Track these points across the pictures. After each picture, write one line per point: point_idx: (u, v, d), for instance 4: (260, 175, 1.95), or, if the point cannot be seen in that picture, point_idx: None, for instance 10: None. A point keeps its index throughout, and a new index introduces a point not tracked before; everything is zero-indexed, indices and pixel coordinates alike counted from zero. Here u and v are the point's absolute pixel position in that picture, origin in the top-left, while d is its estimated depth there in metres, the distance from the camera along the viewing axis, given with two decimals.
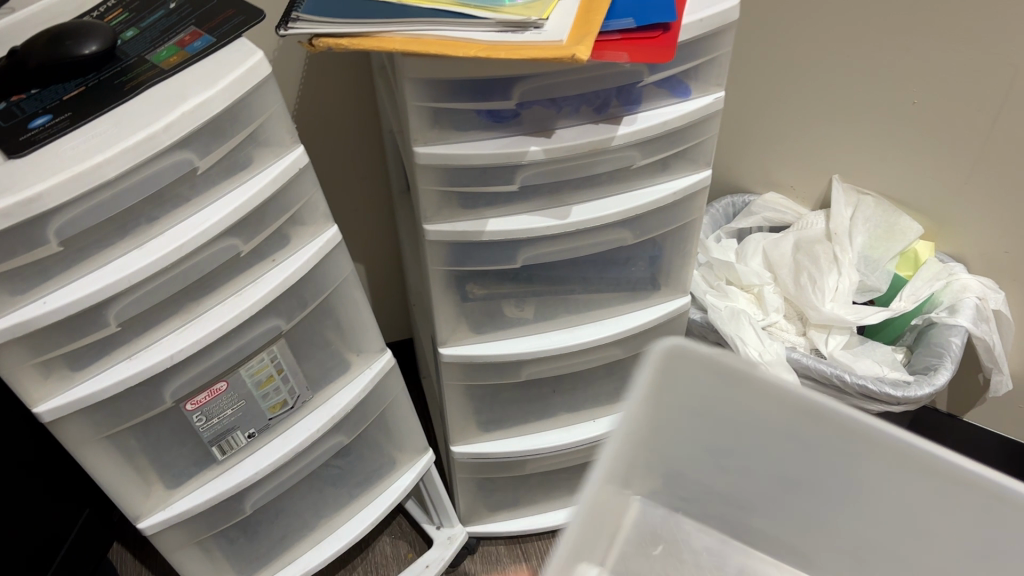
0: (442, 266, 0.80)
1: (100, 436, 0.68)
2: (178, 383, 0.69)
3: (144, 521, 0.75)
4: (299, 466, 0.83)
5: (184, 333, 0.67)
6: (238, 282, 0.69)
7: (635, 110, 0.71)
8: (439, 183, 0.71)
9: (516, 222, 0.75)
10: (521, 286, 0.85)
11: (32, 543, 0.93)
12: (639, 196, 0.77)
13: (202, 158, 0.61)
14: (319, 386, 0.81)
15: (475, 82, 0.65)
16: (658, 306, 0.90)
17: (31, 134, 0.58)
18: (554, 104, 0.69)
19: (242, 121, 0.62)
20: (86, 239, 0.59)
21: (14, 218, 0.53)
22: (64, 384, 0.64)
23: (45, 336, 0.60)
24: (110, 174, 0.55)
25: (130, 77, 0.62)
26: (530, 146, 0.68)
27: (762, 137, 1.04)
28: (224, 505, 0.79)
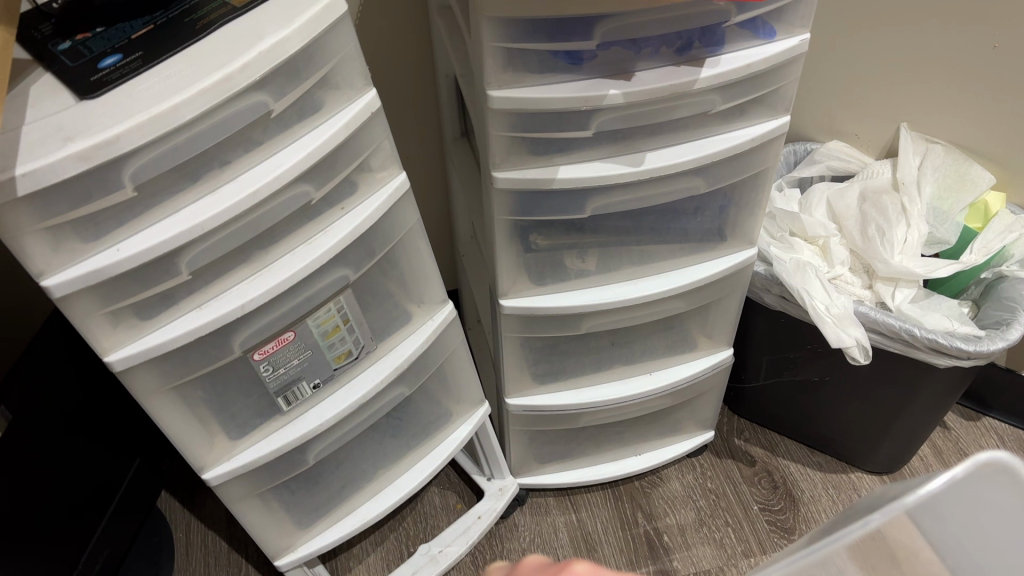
0: (508, 216, 0.78)
1: (168, 386, 0.67)
2: (247, 333, 0.67)
3: (209, 472, 0.74)
4: (360, 418, 0.82)
5: (254, 282, 0.65)
6: (307, 230, 0.67)
7: (718, 51, 0.68)
8: (510, 128, 0.69)
9: (588, 169, 0.72)
10: (585, 237, 0.83)
11: (85, 492, 0.93)
12: (715, 142, 0.74)
13: (277, 101, 0.58)
14: (382, 336, 0.80)
15: (555, 21, 0.62)
16: (724, 258, 0.88)
17: (103, 74, 0.55)
18: (634, 45, 0.66)
19: (316, 63, 0.60)
20: (160, 184, 0.57)
21: (90, 161, 0.51)
22: (133, 333, 0.62)
23: (118, 284, 0.59)
24: (188, 116, 0.53)
25: (200, 15, 0.59)
26: (609, 90, 0.66)
27: (828, 85, 1.00)
28: (287, 456, 0.78)
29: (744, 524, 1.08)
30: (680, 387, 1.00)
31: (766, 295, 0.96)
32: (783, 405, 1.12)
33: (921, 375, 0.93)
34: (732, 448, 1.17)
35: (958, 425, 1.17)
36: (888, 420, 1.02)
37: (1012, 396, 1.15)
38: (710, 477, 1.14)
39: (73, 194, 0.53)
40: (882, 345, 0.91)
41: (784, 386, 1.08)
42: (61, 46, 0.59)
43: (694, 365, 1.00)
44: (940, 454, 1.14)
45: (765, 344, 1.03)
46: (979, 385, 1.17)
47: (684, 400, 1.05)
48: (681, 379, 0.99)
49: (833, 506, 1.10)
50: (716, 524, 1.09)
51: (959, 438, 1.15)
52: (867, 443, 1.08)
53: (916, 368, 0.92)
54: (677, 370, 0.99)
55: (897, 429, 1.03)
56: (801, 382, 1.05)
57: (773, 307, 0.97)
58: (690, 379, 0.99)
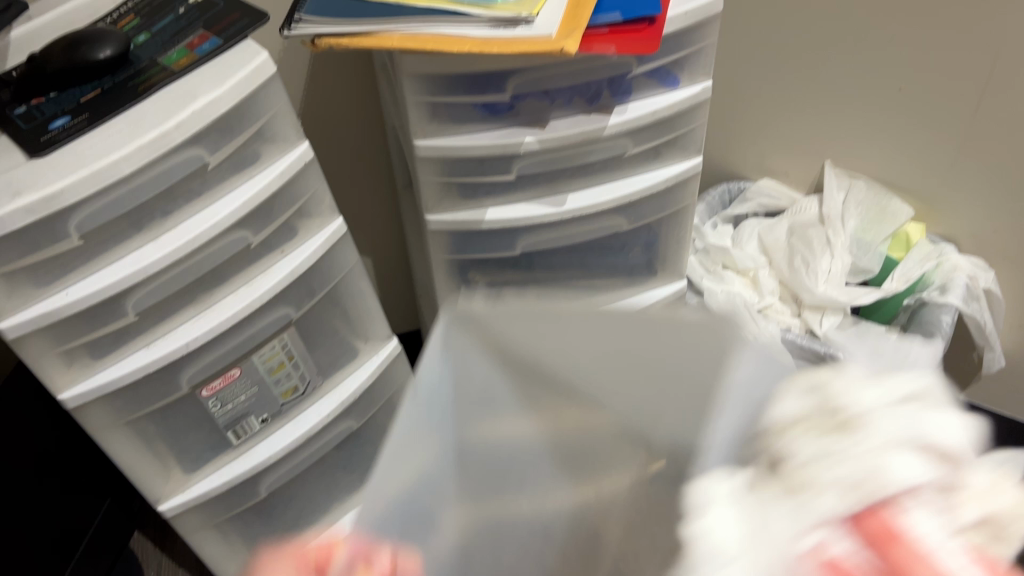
0: (446, 255, 0.83)
1: (122, 422, 0.72)
2: (194, 371, 0.72)
3: (165, 503, 0.79)
4: (310, 451, 0.86)
5: (198, 322, 0.70)
6: (248, 272, 0.72)
7: (626, 100, 0.74)
8: (440, 173, 0.75)
9: (514, 210, 0.78)
10: (522, 273, 0.88)
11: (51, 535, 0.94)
12: (632, 182, 0.80)
13: (212, 154, 0.64)
14: (329, 372, 0.85)
15: (470, 75, 0.68)
16: (654, 291, 0.93)
17: (51, 134, 0.61)
18: (547, 97, 0.72)
19: (248, 119, 0.65)
20: (106, 233, 0.62)
21: (37, 213, 0.56)
22: (85, 372, 0.67)
23: (69, 325, 0.64)
24: (126, 171, 0.58)
25: (143, 79, 0.65)
26: (526, 137, 0.71)
27: (757, 126, 1.06)
28: (240, 488, 0.83)
29: None
30: None
31: None
32: None
33: None
34: None
35: None
36: None
37: None
38: None
39: (23, 243, 0.58)
40: None
41: None
42: (17, 110, 0.64)
43: None
44: None
45: None
46: None
47: None
48: None
49: None
50: None
51: None
52: None
53: None
54: None
55: None
56: None
57: None
58: None
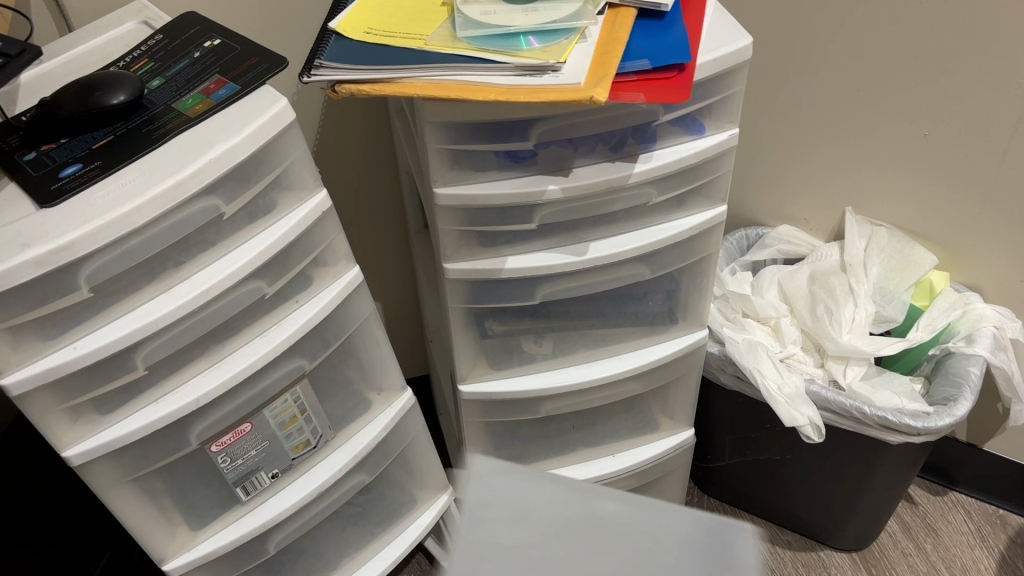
0: (462, 304, 0.81)
1: (127, 479, 0.69)
2: (204, 426, 0.69)
3: (170, 562, 0.76)
4: (321, 506, 0.83)
5: (210, 375, 0.67)
6: (261, 324, 0.70)
7: (650, 147, 0.72)
8: (460, 223, 0.72)
9: (533, 259, 0.75)
10: (539, 322, 0.86)
11: None
12: (656, 231, 0.77)
13: (228, 203, 0.62)
14: (341, 424, 0.82)
15: (493, 124, 0.66)
16: (675, 339, 0.91)
17: (63, 182, 0.59)
18: (570, 144, 0.70)
19: (265, 167, 0.63)
20: (118, 284, 0.60)
21: (47, 265, 0.54)
22: (92, 428, 0.64)
23: (75, 380, 0.61)
24: (141, 221, 0.56)
25: (157, 125, 0.63)
26: (548, 185, 0.69)
27: (775, 171, 1.05)
28: (248, 546, 0.80)
29: None
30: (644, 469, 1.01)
31: (722, 375, 0.98)
32: (751, 485, 1.13)
33: (876, 452, 0.95)
34: None
35: (925, 500, 1.19)
36: (851, 498, 1.03)
37: (976, 471, 1.17)
38: None
39: (31, 297, 0.56)
40: (834, 422, 0.93)
41: (748, 465, 1.09)
42: (27, 157, 0.62)
43: (657, 445, 1.01)
44: (907, 529, 1.15)
45: (728, 424, 1.05)
46: (944, 460, 1.19)
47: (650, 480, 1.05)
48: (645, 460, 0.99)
49: None
50: None
51: (926, 513, 1.16)
52: (832, 520, 1.09)
53: (870, 445, 0.94)
54: (638, 450, 1.00)
55: (860, 506, 1.04)
56: (764, 461, 1.07)
57: (730, 387, 0.99)
58: (653, 460, 1.01)
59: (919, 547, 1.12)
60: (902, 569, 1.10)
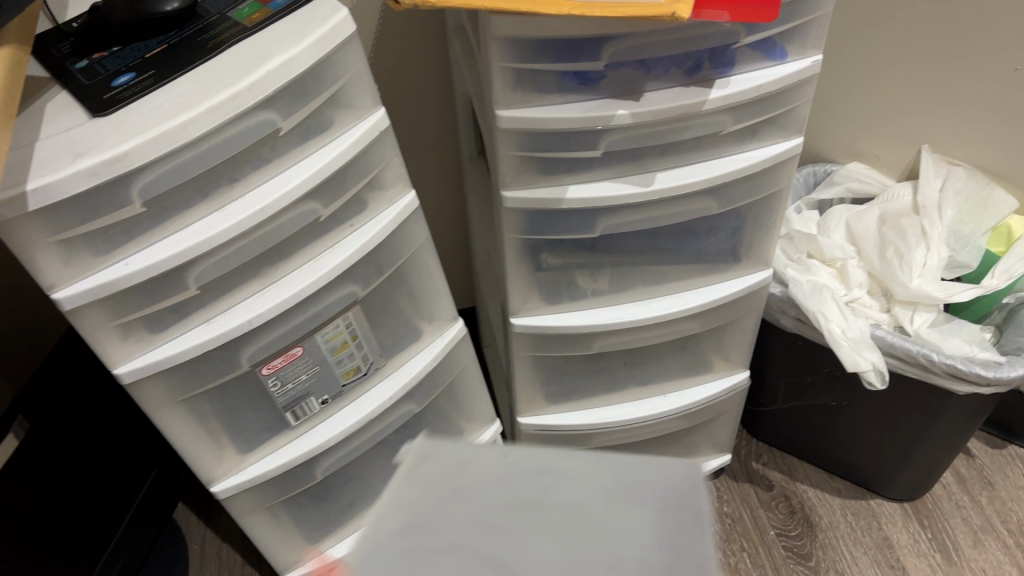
0: (519, 234, 0.78)
1: (177, 399, 0.68)
2: (255, 348, 0.68)
3: (218, 485, 0.75)
4: (369, 434, 0.82)
5: (263, 298, 0.66)
6: (315, 247, 0.68)
7: (728, 72, 0.68)
8: (520, 147, 0.69)
9: (596, 189, 0.72)
10: (597, 256, 0.83)
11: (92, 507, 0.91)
12: (728, 163, 0.74)
13: (285, 119, 0.59)
14: (391, 353, 0.80)
15: (563, 41, 0.62)
16: (738, 279, 0.87)
17: (115, 92, 0.56)
18: (643, 66, 0.66)
19: (323, 82, 0.60)
20: (170, 200, 0.58)
21: (98, 177, 0.52)
22: (142, 346, 0.63)
23: (126, 298, 0.60)
24: (195, 134, 0.54)
25: (212, 35, 0.60)
26: (618, 110, 0.65)
27: (850, 106, 1.00)
28: (295, 471, 0.79)
29: (760, 548, 1.07)
30: (695, 409, 0.99)
31: (782, 317, 0.95)
32: (802, 430, 1.11)
33: (940, 403, 0.91)
34: (749, 471, 1.16)
35: (982, 453, 1.15)
36: (909, 448, 1.00)
37: None
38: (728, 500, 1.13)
39: (83, 209, 0.54)
40: (898, 369, 0.89)
41: (802, 410, 1.06)
42: (78, 64, 0.60)
43: (710, 386, 0.99)
44: (962, 482, 1.12)
45: (783, 367, 1.02)
46: (1006, 413, 1.15)
47: (701, 422, 1.03)
48: (695, 401, 0.97)
49: (852, 532, 1.08)
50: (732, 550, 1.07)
51: (983, 466, 1.13)
52: (885, 470, 1.06)
53: (934, 395, 0.91)
54: (690, 391, 0.98)
55: (917, 457, 1.01)
56: (819, 407, 1.04)
57: (790, 330, 0.96)
58: (705, 402, 0.98)
59: (974, 500, 1.10)
60: (955, 522, 1.08)
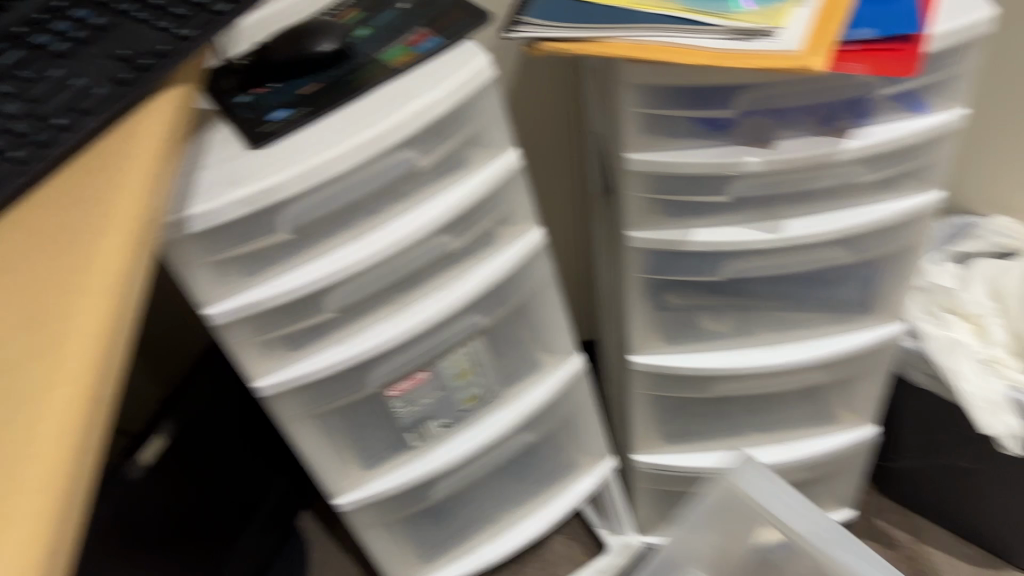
0: (642, 274, 0.79)
1: (310, 414, 0.72)
2: (383, 370, 0.71)
3: (340, 498, 0.79)
4: (485, 460, 0.85)
5: (393, 323, 0.69)
6: (445, 278, 0.71)
7: (865, 123, 0.67)
8: (649, 190, 0.70)
9: (723, 233, 0.72)
10: (721, 299, 0.83)
11: (222, 510, 0.97)
12: (862, 213, 0.72)
13: (424, 157, 0.63)
14: (512, 382, 0.83)
15: (696, 90, 0.63)
16: (870, 329, 0.84)
17: (270, 126, 0.61)
18: (776, 114, 0.65)
19: (461, 122, 0.64)
20: (312, 227, 0.62)
21: (251, 205, 0.56)
22: (281, 361, 0.67)
23: (269, 316, 0.64)
24: (341, 168, 0.58)
25: (360, 75, 0.64)
26: (746, 156, 0.66)
27: (996, 158, 0.96)
28: (414, 491, 0.82)
29: None
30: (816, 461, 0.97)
31: (915, 372, 0.92)
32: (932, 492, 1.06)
33: None
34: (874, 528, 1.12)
35: None
36: None
37: None
38: None
39: (236, 233, 0.58)
40: None
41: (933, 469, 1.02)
42: (240, 99, 0.65)
43: (833, 438, 0.95)
44: None
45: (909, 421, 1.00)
46: None
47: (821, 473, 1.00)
48: (817, 453, 0.95)
49: None
50: None
51: None
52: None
53: None
54: (811, 441, 0.96)
55: None
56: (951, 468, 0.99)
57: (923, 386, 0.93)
58: (826, 453, 0.96)
59: None
60: None
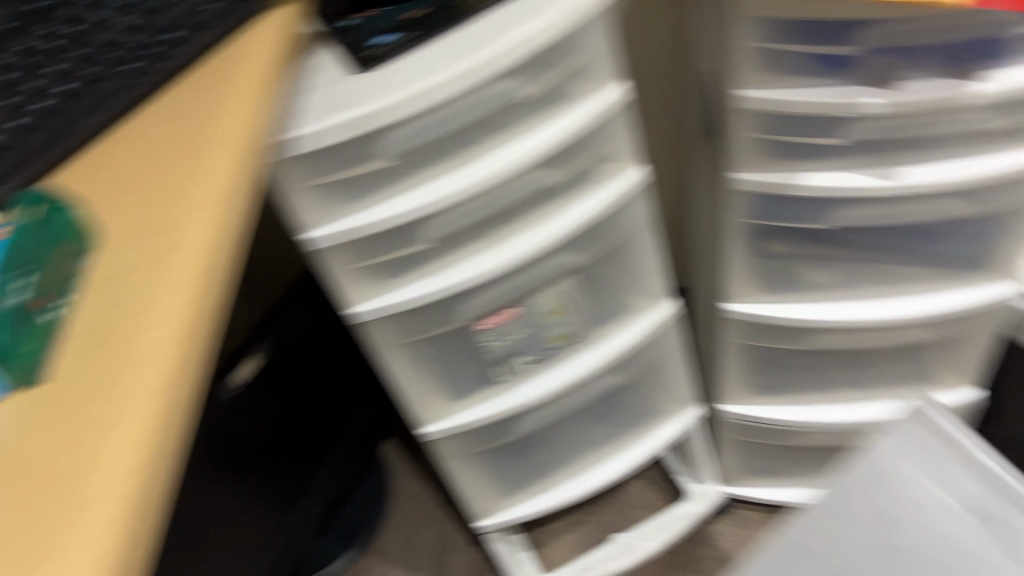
0: (747, 219, 0.76)
1: (402, 342, 0.72)
2: (474, 304, 0.71)
3: (428, 428, 0.80)
4: (572, 399, 0.84)
5: (490, 256, 0.68)
6: (542, 211, 0.69)
7: (1000, 65, 0.62)
8: (760, 129, 0.67)
9: (835, 178, 0.69)
10: (825, 248, 0.80)
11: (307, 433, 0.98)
12: (989, 162, 0.68)
13: (530, 86, 0.61)
14: (602, 324, 0.81)
15: (820, 24, 0.60)
16: (980, 289, 0.80)
17: (376, 51, 0.59)
18: (907, 53, 0.62)
19: (570, 52, 0.62)
20: (415, 155, 0.61)
21: (356, 129, 0.56)
22: (376, 289, 0.68)
23: (367, 244, 0.64)
24: (446, 95, 0.56)
25: None
26: (867, 97, 0.62)
27: None
28: (498, 426, 0.82)
29: None
30: None
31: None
32: None
33: None
34: None
35: None
36: None
37: None
38: None
39: (340, 157, 0.58)
40: None
41: None
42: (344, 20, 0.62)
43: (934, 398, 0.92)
44: None
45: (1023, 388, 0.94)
46: None
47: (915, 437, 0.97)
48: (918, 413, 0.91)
49: None
50: None
51: None
52: None
53: None
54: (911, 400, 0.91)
55: None
56: None
57: None
58: None
59: None
60: None
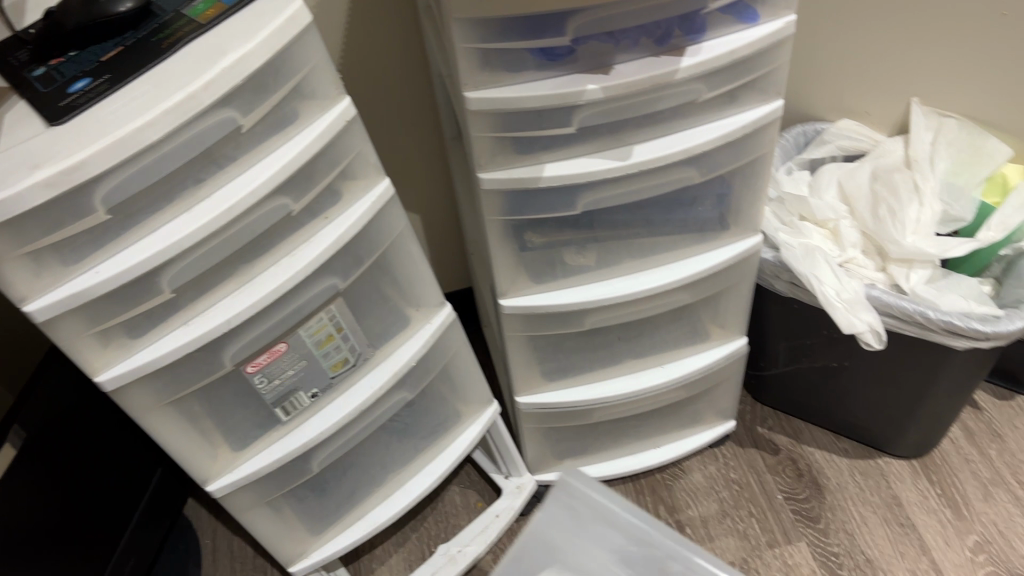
0: (499, 216, 0.76)
1: (166, 402, 0.67)
2: (237, 348, 0.67)
3: (214, 484, 0.75)
4: (364, 423, 0.82)
5: (242, 295, 0.65)
6: (290, 242, 0.67)
7: (699, 39, 0.66)
8: (494, 129, 0.68)
9: (570, 166, 0.71)
10: (582, 232, 0.82)
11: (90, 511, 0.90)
12: (708, 130, 0.72)
13: (247, 116, 0.58)
14: (379, 342, 0.80)
15: (528, 18, 0.61)
16: (728, 247, 0.86)
17: (71, 98, 0.55)
18: (612, 37, 0.64)
19: (285, 74, 0.60)
20: (134, 204, 0.57)
21: (58, 187, 0.51)
22: (123, 352, 0.63)
23: (101, 305, 0.59)
24: (155, 137, 0.53)
25: (167, 34, 0.59)
26: (588, 83, 0.64)
27: (841, 51, 0.96)
28: (292, 466, 0.79)
29: (769, 514, 1.07)
30: (695, 379, 0.98)
31: (777, 282, 0.94)
32: (805, 393, 1.10)
33: (940, 357, 0.89)
34: (755, 436, 1.16)
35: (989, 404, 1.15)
36: (916, 406, 0.99)
37: None
38: (733, 466, 1.13)
39: (49, 218, 0.53)
40: (898, 328, 0.88)
41: (803, 372, 1.06)
42: (36, 72, 0.59)
43: (707, 355, 0.97)
44: (970, 435, 1.12)
45: (781, 330, 1.01)
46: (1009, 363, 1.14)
47: (698, 392, 1.03)
48: (695, 370, 0.96)
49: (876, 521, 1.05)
50: (739, 515, 1.07)
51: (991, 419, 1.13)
52: (890, 427, 1.06)
53: (934, 351, 0.89)
54: (685, 361, 0.97)
55: (922, 414, 1.00)
56: (819, 368, 1.03)
57: (786, 294, 0.95)
58: (704, 369, 0.97)
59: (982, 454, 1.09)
60: (964, 476, 1.07)
